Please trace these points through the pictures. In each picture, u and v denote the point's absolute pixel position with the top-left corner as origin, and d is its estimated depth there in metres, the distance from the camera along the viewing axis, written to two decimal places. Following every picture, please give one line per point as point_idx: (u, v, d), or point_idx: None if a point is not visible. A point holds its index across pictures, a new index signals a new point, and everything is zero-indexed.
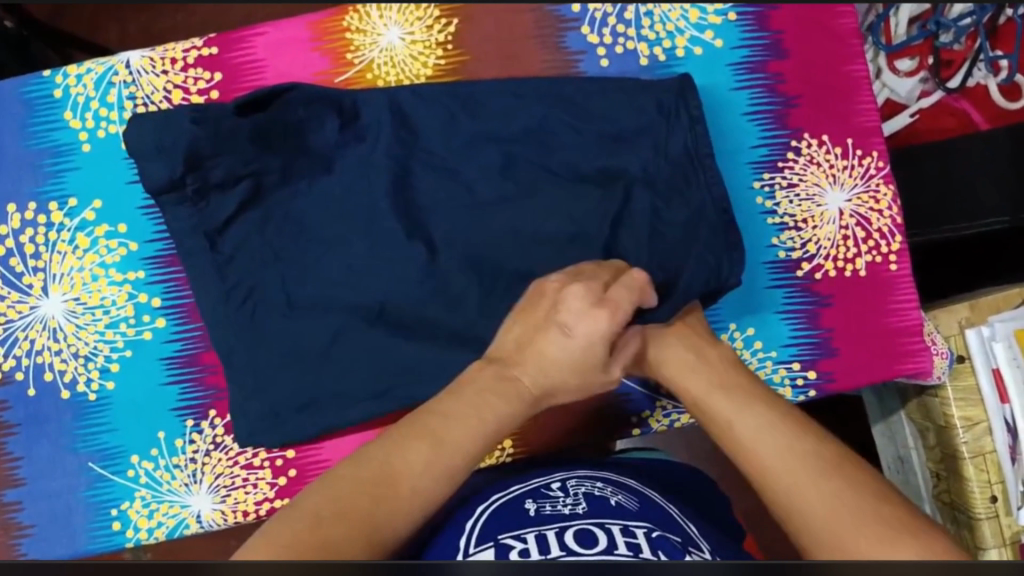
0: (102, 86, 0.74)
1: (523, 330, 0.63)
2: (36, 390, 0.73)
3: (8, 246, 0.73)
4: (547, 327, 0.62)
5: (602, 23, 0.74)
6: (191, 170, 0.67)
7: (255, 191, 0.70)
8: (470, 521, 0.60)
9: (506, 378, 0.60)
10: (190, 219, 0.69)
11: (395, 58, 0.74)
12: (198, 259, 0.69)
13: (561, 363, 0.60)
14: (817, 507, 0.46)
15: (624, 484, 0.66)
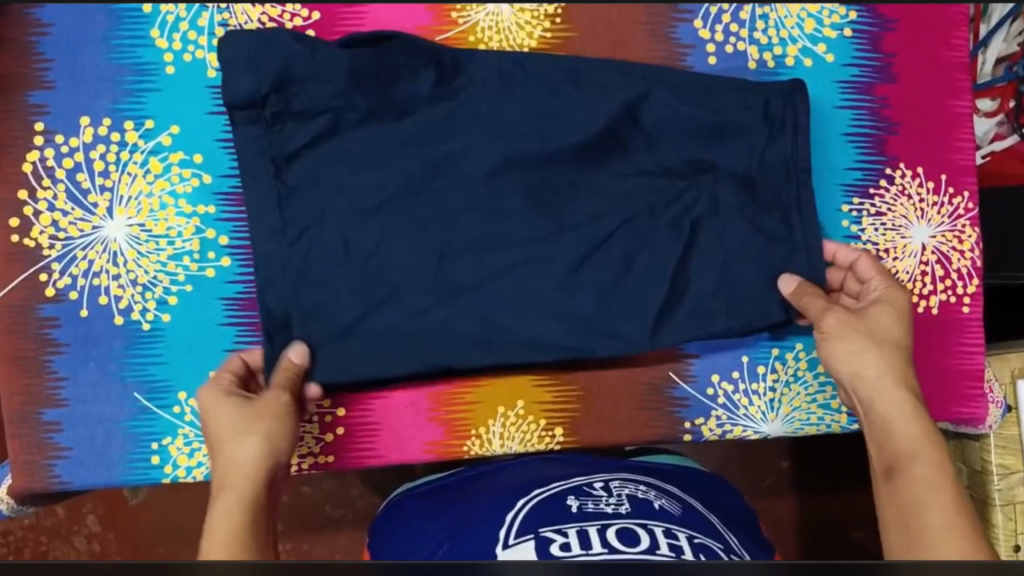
0: (194, 7, 0.70)
1: (223, 477, 0.60)
2: (88, 311, 0.71)
3: (76, 161, 0.70)
4: (216, 452, 0.62)
5: (715, 19, 0.72)
6: (275, 93, 0.65)
7: (333, 125, 0.68)
8: (517, 503, 0.61)
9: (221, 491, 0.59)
10: (260, 141, 0.66)
11: (501, 24, 0.71)
12: (261, 184, 0.66)
13: (234, 464, 0.61)
14: (958, 542, 0.54)
15: (665, 489, 0.65)
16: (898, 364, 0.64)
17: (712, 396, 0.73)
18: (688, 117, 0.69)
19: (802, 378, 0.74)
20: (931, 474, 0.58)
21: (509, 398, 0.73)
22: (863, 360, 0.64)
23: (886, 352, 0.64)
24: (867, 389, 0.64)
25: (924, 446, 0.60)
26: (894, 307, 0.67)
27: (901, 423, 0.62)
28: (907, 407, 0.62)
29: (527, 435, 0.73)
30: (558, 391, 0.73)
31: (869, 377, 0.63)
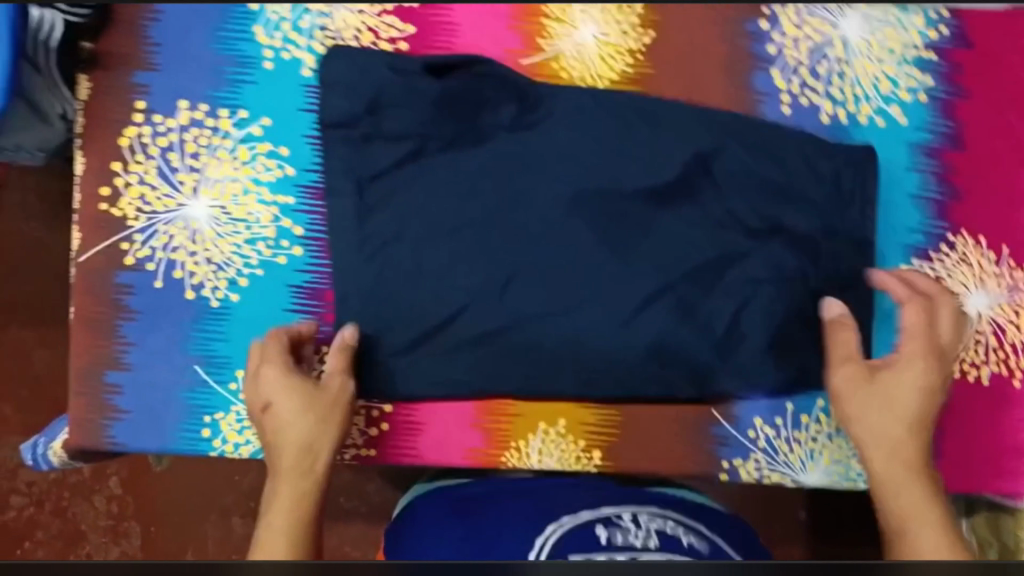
0: (297, 10, 0.74)
1: (281, 449, 0.71)
2: (163, 283, 0.74)
3: (169, 141, 0.74)
4: (264, 419, 0.71)
5: (793, 71, 0.74)
6: (368, 114, 0.72)
7: (414, 152, 0.72)
8: (547, 528, 0.63)
9: (298, 467, 0.70)
10: (348, 162, 0.72)
11: (584, 56, 0.74)
12: (340, 201, 0.73)
13: (285, 441, 0.70)
14: None
15: (694, 528, 0.65)
16: (904, 435, 0.70)
17: (753, 439, 0.74)
18: (755, 160, 0.72)
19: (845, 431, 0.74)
20: (924, 516, 0.67)
21: (552, 415, 0.74)
22: (875, 432, 0.70)
23: (904, 402, 0.70)
24: (876, 437, 0.70)
25: (909, 488, 0.68)
26: (935, 369, 0.71)
27: (891, 472, 0.69)
28: (903, 457, 0.70)
29: (564, 454, 0.74)
30: (600, 414, 0.74)
31: (880, 428, 0.70)
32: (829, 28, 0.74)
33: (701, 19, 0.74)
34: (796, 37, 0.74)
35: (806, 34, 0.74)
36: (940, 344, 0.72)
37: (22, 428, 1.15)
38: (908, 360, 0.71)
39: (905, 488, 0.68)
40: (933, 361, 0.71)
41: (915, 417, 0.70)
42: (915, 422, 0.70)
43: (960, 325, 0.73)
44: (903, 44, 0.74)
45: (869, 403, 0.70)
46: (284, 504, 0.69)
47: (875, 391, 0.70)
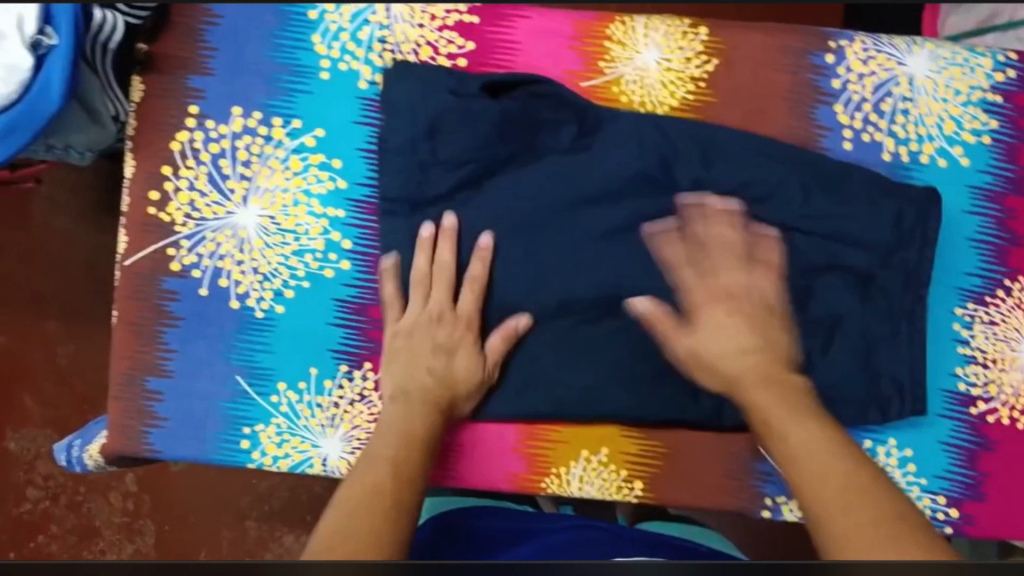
0: (357, 21, 0.73)
1: (406, 367, 0.70)
2: (208, 291, 0.74)
3: (221, 147, 0.73)
4: (413, 356, 0.70)
5: (856, 106, 0.73)
6: (426, 136, 0.71)
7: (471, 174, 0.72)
8: None
9: (402, 397, 0.69)
10: (403, 182, 0.72)
11: (645, 80, 0.73)
12: (394, 220, 0.72)
13: (429, 353, 0.70)
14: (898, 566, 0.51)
15: None
16: (760, 351, 0.67)
17: None
18: (812, 195, 0.71)
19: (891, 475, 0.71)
20: (818, 453, 0.61)
21: (595, 443, 0.73)
22: (734, 355, 0.67)
23: (752, 333, 0.68)
24: (722, 371, 0.68)
25: (800, 423, 0.63)
26: (733, 307, 0.69)
27: (762, 397, 0.66)
28: (775, 389, 0.66)
29: (605, 483, 0.73)
30: (643, 444, 0.73)
31: (713, 362, 0.68)
32: (894, 65, 0.73)
33: (764, 48, 0.73)
34: (861, 72, 0.73)
35: (870, 70, 0.73)
36: (745, 285, 0.69)
37: (42, 418, 1.15)
38: (710, 297, 0.69)
39: (796, 433, 0.63)
40: (730, 296, 0.69)
41: (756, 353, 0.67)
42: (757, 357, 0.67)
43: (759, 271, 0.70)
44: (968, 85, 0.73)
45: (728, 317, 0.68)
46: (389, 433, 0.66)
47: (708, 299, 0.69)
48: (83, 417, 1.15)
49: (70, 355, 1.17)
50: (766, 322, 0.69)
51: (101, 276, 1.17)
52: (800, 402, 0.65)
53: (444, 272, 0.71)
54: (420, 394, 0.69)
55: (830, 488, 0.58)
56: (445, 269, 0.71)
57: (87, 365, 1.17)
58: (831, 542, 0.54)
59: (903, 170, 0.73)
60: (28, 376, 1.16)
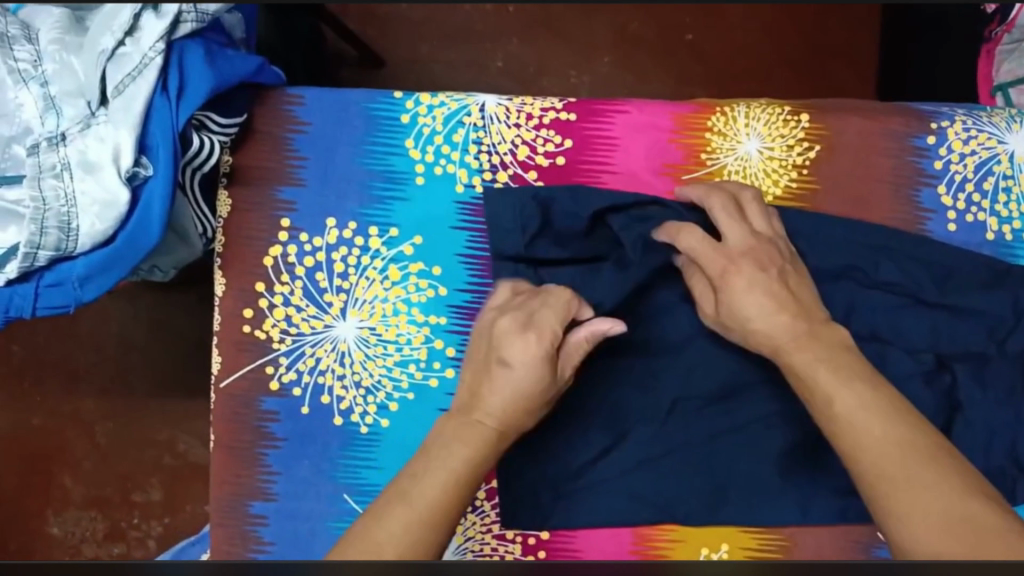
0: (451, 123, 0.72)
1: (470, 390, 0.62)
2: (309, 409, 0.71)
3: (317, 259, 0.71)
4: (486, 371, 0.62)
5: (958, 187, 0.72)
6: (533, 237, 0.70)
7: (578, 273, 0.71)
8: None
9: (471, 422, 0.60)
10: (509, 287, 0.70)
11: (748, 169, 0.72)
12: None
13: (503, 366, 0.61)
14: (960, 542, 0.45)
15: None
16: (785, 300, 0.62)
17: None
18: (919, 275, 0.70)
19: None
20: (869, 419, 0.54)
21: (715, 540, 0.71)
22: (762, 313, 0.62)
23: (764, 286, 0.62)
24: (757, 334, 0.62)
25: (848, 384, 0.56)
26: (747, 264, 0.63)
27: (801, 357, 0.59)
28: (814, 349, 0.59)
29: None
30: (766, 540, 0.70)
31: (743, 327, 0.63)
32: (995, 143, 0.73)
33: (864, 133, 0.72)
34: (963, 152, 0.72)
35: (972, 149, 0.73)
36: (750, 236, 0.65)
37: (85, 501, 1.06)
38: (726, 260, 0.64)
39: (841, 394, 0.56)
40: (740, 256, 0.64)
41: (786, 311, 0.61)
42: (790, 317, 0.61)
43: (772, 221, 0.67)
44: None
45: (741, 261, 0.64)
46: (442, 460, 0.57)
47: (721, 252, 0.65)
48: (129, 497, 1.07)
49: (109, 434, 1.08)
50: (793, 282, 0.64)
51: (137, 353, 1.09)
52: (842, 358, 0.59)
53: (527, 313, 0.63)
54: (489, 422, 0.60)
55: (882, 465, 0.51)
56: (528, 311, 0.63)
57: (126, 444, 1.08)
58: (897, 536, 0.48)
59: (1007, 249, 0.72)
60: (69, 458, 1.07)
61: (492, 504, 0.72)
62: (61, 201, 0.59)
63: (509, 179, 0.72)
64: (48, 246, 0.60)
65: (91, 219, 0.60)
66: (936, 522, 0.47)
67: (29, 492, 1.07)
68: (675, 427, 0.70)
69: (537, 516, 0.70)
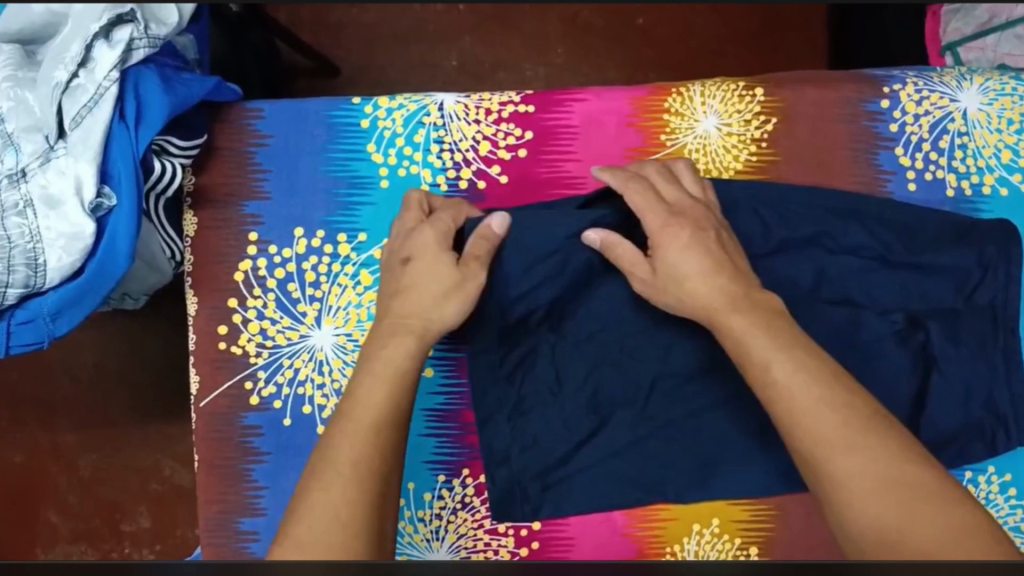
0: (411, 124, 0.72)
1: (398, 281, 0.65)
2: (292, 420, 0.70)
3: (288, 271, 0.71)
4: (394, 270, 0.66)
5: (915, 147, 0.73)
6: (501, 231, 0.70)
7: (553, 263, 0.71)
8: None
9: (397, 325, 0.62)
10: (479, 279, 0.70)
11: (708, 147, 0.73)
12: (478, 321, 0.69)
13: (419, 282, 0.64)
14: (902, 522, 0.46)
15: None
16: (723, 264, 0.61)
17: None
18: (882, 237, 0.71)
19: (992, 502, 0.72)
20: (806, 381, 0.53)
21: (706, 516, 0.72)
22: (703, 278, 0.60)
23: (701, 248, 0.61)
24: (695, 299, 0.60)
25: (783, 350, 0.55)
26: (685, 223, 0.62)
27: (741, 322, 0.57)
28: (752, 314, 0.57)
29: (722, 554, 0.73)
30: (753, 510, 0.72)
31: (679, 291, 0.61)
32: (948, 102, 0.74)
33: (820, 101, 0.73)
34: (916, 113, 0.74)
35: (925, 109, 0.74)
36: (687, 198, 0.65)
37: (72, 535, 1.06)
38: (666, 215, 0.63)
39: (773, 360, 0.54)
40: (674, 210, 0.64)
41: (723, 273, 0.60)
42: (726, 279, 0.60)
43: (703, 186, 0.67)
44: (1019, 114, 0.74)
45: (674, 226, 0.62)
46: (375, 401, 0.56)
47: (662, 219, 0.63)
48: (117, 527, 1.06)
49: (91, 465, 1.07)
50: (723, 242, 0.63)
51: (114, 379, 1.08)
52: (779, 326, 0.57)
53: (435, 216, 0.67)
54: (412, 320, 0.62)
55: (811, 416, 0.51)
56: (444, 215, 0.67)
57: (110, 472, 1.07)
58: (838, 505, 0.49)
59: (966, 202, 0.73)
60: (54, 493, 1.07)
61: (481, 500, 0.72)
62: (26, 238, 0.60)
63: (473, 175, 0.72)
64: (16, 283, 0.60)
65: (58, 253, 0.60)
66: (877, 483, 0.48)
67: (16, 527, 1.06)
68: (655, 408, 0.71)
69: (529, 504, 0.71)
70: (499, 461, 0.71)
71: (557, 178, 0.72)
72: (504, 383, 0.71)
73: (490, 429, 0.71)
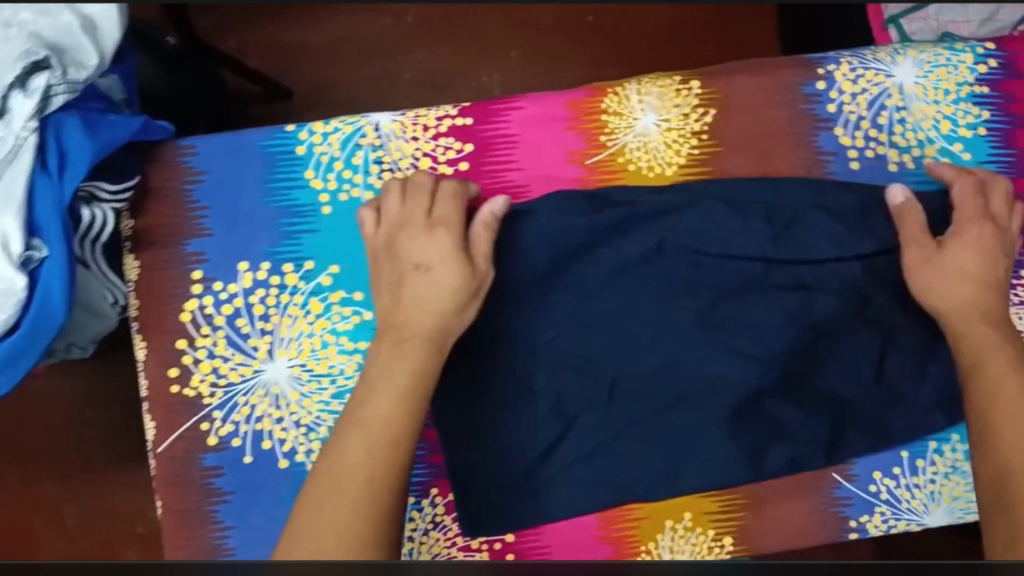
0: (348, 147, 0.71)
1: (391, 291, 0.66)
2: (252, 457, 0.69)
3: (235, 306, 0.70)
4: (406, 273, 0.66)
5: (855, 126, 0.73)
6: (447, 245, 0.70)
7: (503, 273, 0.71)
8: None
9: (399, 341, 0.64)
10: None
11: (649, 145, 0.72)
12: None
13: (428, 292, 0.65)
14: None
15: None
16: (989, 282, 0.68)
17: (875, 492, 0.73)
18: (830, 218, 0.71)
19: (959, 469, 0.74)
20: (1022, 409, 0.60)
21: (676, 511, 0.72)
22: (960, 285, 0.68)
23: (983, 263, 0.69)
24: (947, 301, 0.68)
25: (1017, 369, 0.63)
26: (989, 227, 0.69)
27: (980, 333, 0.66)
28: (987, 331, 0.66)
29: (696, 546, 0.73)
30: (724, 500, 0.72)
31: (924, 282, 0.69)
32: (883, 78, 0.74)
33: (757, 89, 0.73)
34: (853, 92, 0.73)
35: (862, 87, 0.74)
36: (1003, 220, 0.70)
37: None
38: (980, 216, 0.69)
39: (1013, 382, 0.62)
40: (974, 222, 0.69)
41: (989, 289, 0.68)
42: (993, 296, 0.68)
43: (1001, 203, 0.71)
44: (955, 83, 0.75)
45: (988, 240, 0.69)
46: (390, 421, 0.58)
47: (970, 218, 0.70)
48: None
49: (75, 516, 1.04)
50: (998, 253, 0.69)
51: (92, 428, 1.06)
52: (995, 345, 0.64)
53: (417, 210, 0.67)
54: (412, 331, 0.64)
55: (997, 406, 0.61)
56: (420, 201, 0.68)
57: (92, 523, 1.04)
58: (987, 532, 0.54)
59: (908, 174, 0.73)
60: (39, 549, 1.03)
61: (452, 518, 0.71)
62: None
63: None
64: None
65: None
66: None
67: None
68: (618, 409, 0.70)
69: (499, 516, 0.70)
70: (466, 477, 0.70)
71: (501, 188, 0.72)
72: (466, 397, 0.70)
73: (454, 446, 0.70)
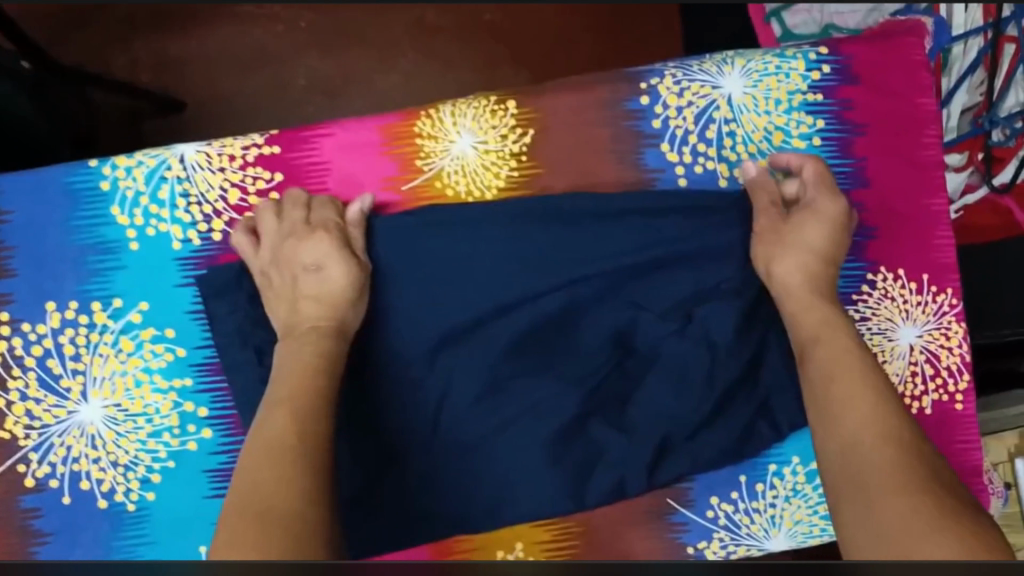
0: (153, 180, 0.69)
1: (288, 294, 0.67)
2: (71, 498, 0.69)
3: (45, 348, 0.69)
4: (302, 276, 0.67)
5: (682, 141, 0.71)
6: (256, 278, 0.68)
7: None
8: None
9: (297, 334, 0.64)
10: (238, 329, 0.68)
11: (467, 168, 0.71)
12: (239, 372, 0.67)
13: (326, 288, 0.66)
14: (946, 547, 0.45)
15: None
16: (822, 272, 0.67)
17: (712, 519, 0.71)
18: (650, 239, 0.69)
19: (801, 492, 0.72)
20: (870, 415, 0.56)
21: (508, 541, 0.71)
22: (806, 276, 0.66)
23: (820, 251, 0.67)
24: (793, 302, 0.65)
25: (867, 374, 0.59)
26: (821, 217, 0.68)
27: (814, 320, 0.63)
28: (837, 329, 0.62)
29: None
30: (555, 529, 0.71)
31: (778, 279, 0.66)
32: (710, 89, 0.71)
33: (576, 106, 0.71)
34: (678, 105, 0.71)
35: (687, 100, 0.71)
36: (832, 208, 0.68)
37: None
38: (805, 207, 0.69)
39: (861, 400, 0.57)
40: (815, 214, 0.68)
41: (821, 280, 0.66)
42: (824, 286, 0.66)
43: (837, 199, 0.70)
44: (786, 92, 0.72)
45: (818, 227, 0.67)
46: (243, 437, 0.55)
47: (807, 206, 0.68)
48: None
49: None
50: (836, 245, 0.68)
51: None
52: (842, 341, 0.61)
53: (296, 221, 0.68)
54: (317, 326, 0.64)
55: (839, 368, 0.59)
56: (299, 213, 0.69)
57: None
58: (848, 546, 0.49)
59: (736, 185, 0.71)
60: None
61: None
62: None
63: (226, 225, 0.70)
64: None
65: None
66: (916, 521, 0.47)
67: None
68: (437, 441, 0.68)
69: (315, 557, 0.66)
70: None
71: None
72: None
73: None
